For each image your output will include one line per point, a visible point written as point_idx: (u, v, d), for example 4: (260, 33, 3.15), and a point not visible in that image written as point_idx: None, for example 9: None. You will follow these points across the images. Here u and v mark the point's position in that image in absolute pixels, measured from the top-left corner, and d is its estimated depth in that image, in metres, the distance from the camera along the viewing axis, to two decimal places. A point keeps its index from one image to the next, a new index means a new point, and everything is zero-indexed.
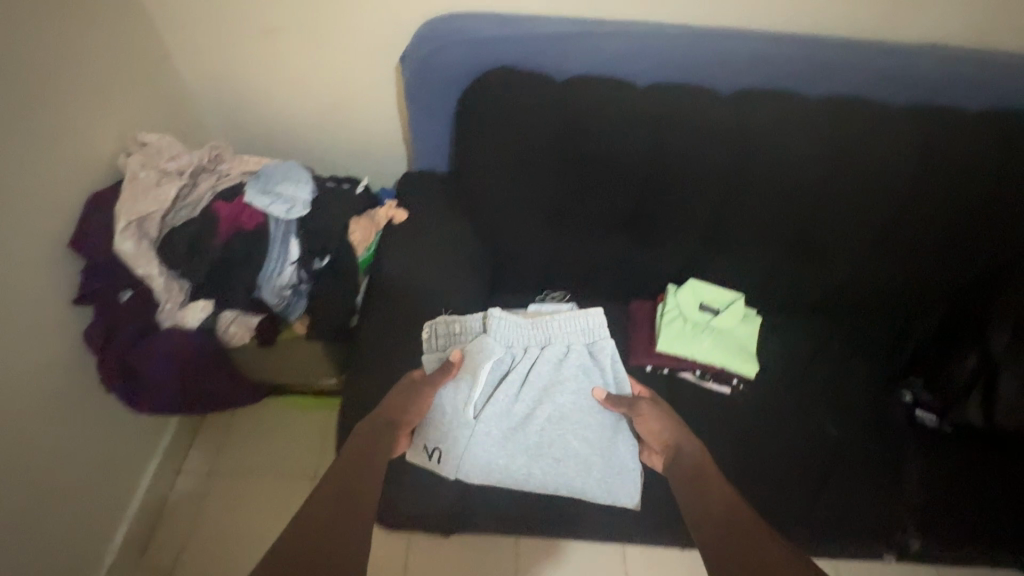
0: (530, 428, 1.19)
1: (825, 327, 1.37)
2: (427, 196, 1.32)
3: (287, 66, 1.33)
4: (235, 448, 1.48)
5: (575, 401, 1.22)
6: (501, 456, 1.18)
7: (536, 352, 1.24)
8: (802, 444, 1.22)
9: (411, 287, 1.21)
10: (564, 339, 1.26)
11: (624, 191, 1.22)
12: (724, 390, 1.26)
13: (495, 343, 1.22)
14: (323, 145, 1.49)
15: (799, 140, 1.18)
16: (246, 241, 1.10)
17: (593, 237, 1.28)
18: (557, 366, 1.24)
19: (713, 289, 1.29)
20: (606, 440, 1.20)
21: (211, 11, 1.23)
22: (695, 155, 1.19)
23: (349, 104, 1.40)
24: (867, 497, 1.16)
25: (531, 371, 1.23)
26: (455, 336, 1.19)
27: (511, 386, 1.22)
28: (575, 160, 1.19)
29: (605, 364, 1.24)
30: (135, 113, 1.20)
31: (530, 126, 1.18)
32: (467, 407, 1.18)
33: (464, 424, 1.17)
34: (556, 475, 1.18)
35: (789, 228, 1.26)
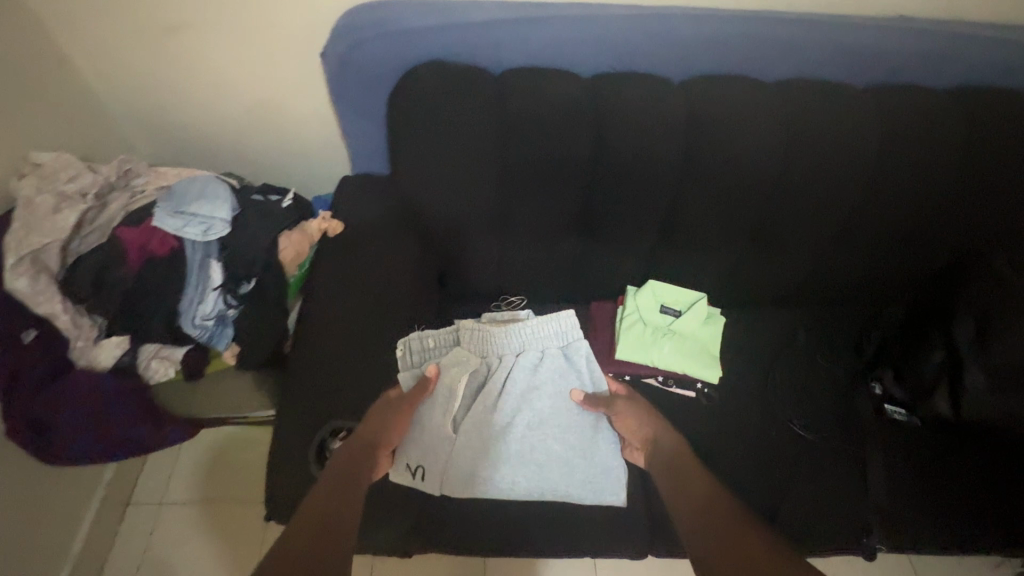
0: (510, 435, 1.13)
1: (789, 323, 1.34)
2: (366, 203, 1.24)
3: (200, 66, 1.20)
4: (183, 477, 1.43)
5: (555, 404, 1.16)
6: (482, 466, 1.11)
7: (512, 360, 1.17)
8: (767, 446, 1.17)
9: (350, 305, 1.13)
10: (538, 343, 1.19)
11: (573, 193, 1.15)
12: (689, 394, 1.20)
13: (469, 354, 1.16)
14: (256, 149, 1.38)
15: (757, 130, 1.10)
16: (160, 270, 1.00)
17: (544, 238, 1.21)
18: (534, 373, 1.17)
19: (674, 289, 1.22)
20: (587, 442, 1.14)
21: (104, 8, 1.09)
22: (647, 149, 1.10)
23: (276, 106, 1.29)
24: (835, 498, 1.12)
25: (508, 379, 1.15)
26: (430, 350, 1.14)
27: (490, 395, 1.15)
28: (518, 162, 1.11)
29: (582, 365, 1.18)
30: (27, 131, 1.09)
31: (467, 128, 1.08)
32: (443, 420, 1.13)
33: (444, 439, 1.12)
34: (544, 482, 1.12)
35: (750, 221, 1.19)
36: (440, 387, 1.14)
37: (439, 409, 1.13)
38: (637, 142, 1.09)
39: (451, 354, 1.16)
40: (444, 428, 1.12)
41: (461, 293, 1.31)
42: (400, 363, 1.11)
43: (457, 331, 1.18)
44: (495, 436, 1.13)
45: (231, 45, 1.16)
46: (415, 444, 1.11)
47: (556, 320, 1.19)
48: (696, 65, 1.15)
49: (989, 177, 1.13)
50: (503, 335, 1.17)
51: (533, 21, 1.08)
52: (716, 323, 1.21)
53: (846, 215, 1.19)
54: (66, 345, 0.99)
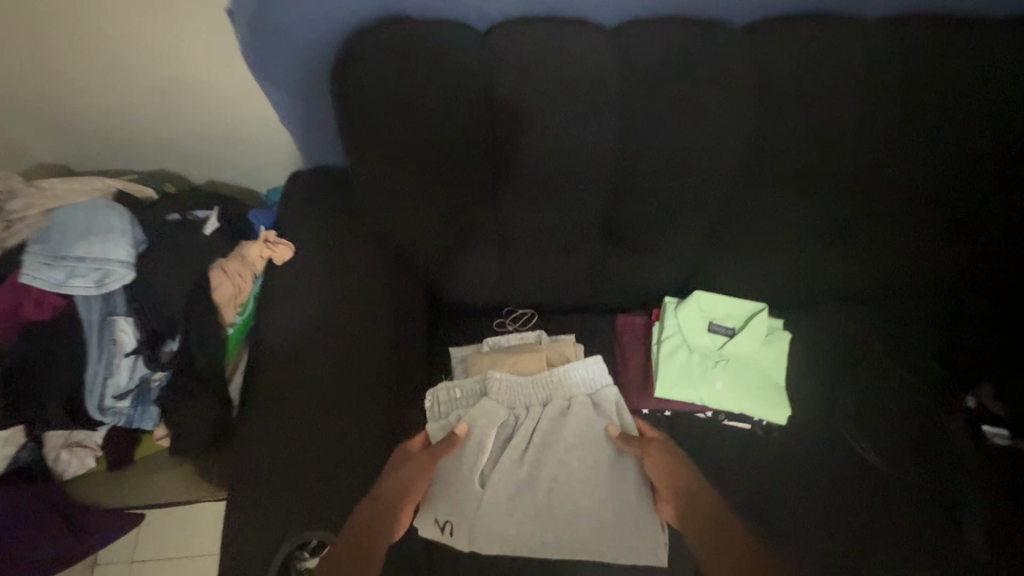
0: (537, 490, 0.90)
1: (862, 321, 1.09)
2: (321, 210, 0.95)
3: (87, 36, 0.92)
4: (151, 534, 1.24)
5: (583, 455, 0.92)
6: (512, 527, 0.87)
7: (539, 411, 0.95)
8: (838, 483, 0.96)
9: (307, 351, 0.84)
10: (565, 392, 0.96)
11: (591, 188, 0.87)
12: (741, 426, 0.98)
13: (496, 405, 0.93)
14: (180, 140, 1.09)
15: (829, 92, 0.82)
16: (53, 334, 0.77)
17: (554, 245, 0.94)
18: (563, 428, 0.93)
19: (724, 301, 0.97)
20: (624, 497, 0.90)
21: None
22: (686, 125, 0.82)
23: (195, 84, 1.00)
24: (918, 549, 0.92)
25: (536, 433, 0.93)
26: (458, 399, 0.94)
27: (518, 447, 0.92)
28: (513, 154, 0.82)
29: (620, 414, 0.96)
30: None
31: (443, 112, 0.78)
32: (470, 475, 0.89)
33: (470, 493, 0.88)
34: (583, 543, 0.88)
35: (817, 208, 0.93)
36: (469, 438, 0.91)
37: (461, 469, 0.90)
38: (671, 119, 0.81)
39: (478, 405, 0.92)
40: (470, 483, 0.89)
41: (454, 313, 1.06)
42: (429, 415, 0.93)
43: (485, 378, 0.95)
44: (526, 491, 0.90)
45: None
46: (443, 501, 0.88)
47: (581, 367, 0.97)
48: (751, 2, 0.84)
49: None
50: (528, 381, 0.96)
51: None
52: (778, 343, 0.96)
53: (936, 196, 0.93)
54: None
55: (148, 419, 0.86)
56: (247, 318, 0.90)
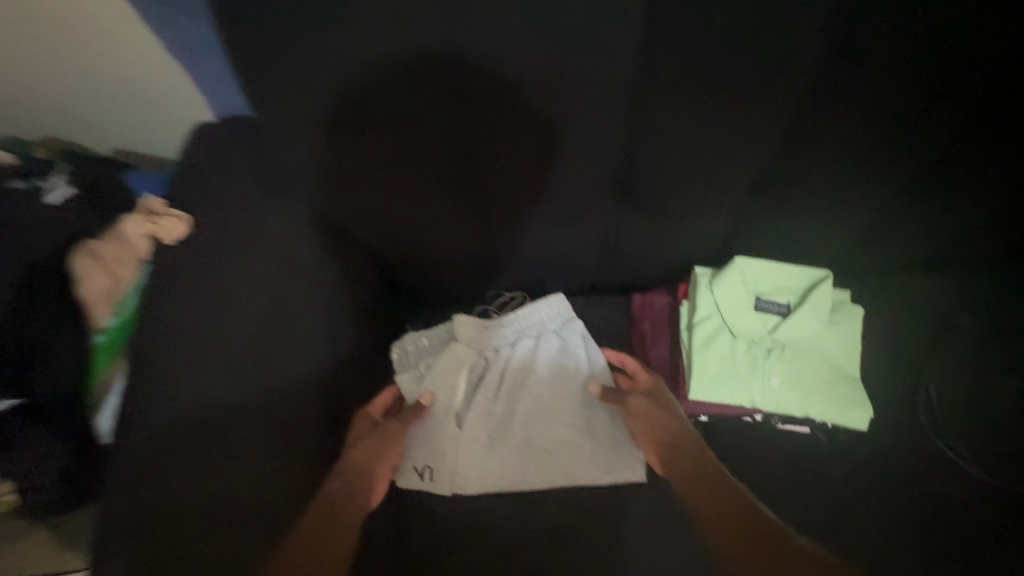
0: (515, 433, 0.75)
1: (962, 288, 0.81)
2: (223, 169, 0.69)
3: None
4: None
5: (561, 393, 0.77)
6: (492, 470, 0.73)
7: (507, 354, 0.79)
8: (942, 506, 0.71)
9: (204, 368, 0.60)
10: (533, 329, 0.79)
11: (596, 129, 0.62)
12: (801, 429, 0.75)
13: (466, 351, 0.78)
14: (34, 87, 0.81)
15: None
16: None
17: (544, 200, 0.68)
18: (536, 368, 0.78)
19: (774, 269, 0.74)
20: (616, 432, 0.75)
21: None
22: (741, 24, 0.54)
23: (30, 9, 0.70)
24: None
25: (508, 375, 0.78)
26: (427, 349, 0.79)
27: (491, 390, 0.78)
28: (482, 79, 0.56)
29: (592, 350, 0.79)
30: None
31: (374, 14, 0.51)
32: (443, 424, 0.76)
33: (447, 443, 0.75)
34: (568, 474, 0.73)
35: (924, 133, 0.64)
36: (439, 388, 0.77)
37: (433, 416, 0.76)
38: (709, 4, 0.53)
39: (447, 352, 0.78)
40: (445, 430, 0.75)
41: (419, 296, 0.83)
42: (399, 366, 0.79)
43: (452, 322, 0.79)
44: (505, 433, 0.75)
45: None
46: (418, 445, 0.75)
47: (542, 305, 0.78)
48: None
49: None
50: (492, 324, 0.78)
51: None
52: (845, 323, 0.73)
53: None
54: None
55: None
56: (128, 319, 0.66)
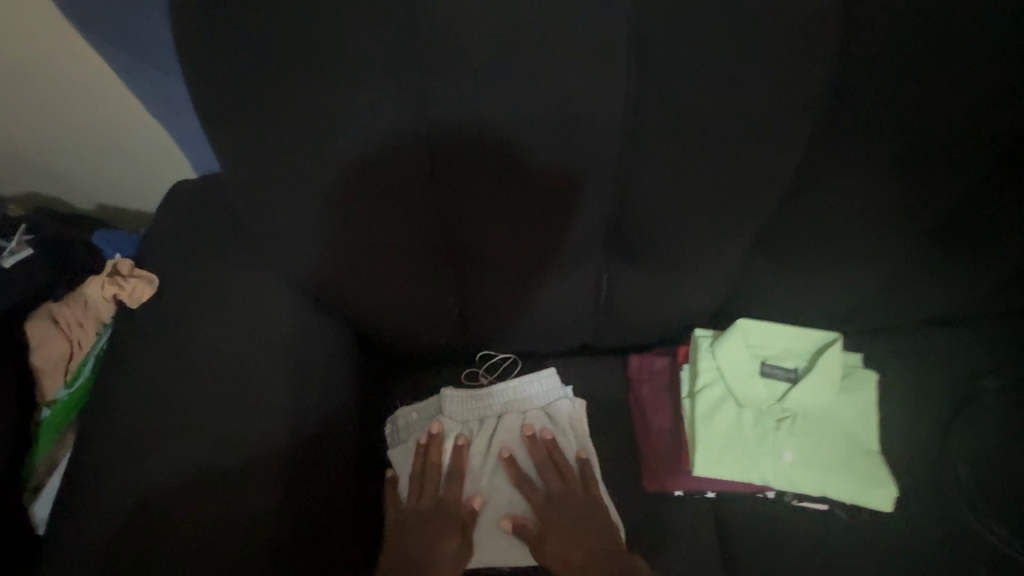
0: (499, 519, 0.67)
1: (972, 351, 0.77)
2: (199, 228, 0.67)
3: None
4: None
5: (546, 467, 0.69)
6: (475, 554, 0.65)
7: (494, 432, 0.72)
8: None
9: (159, 443, 0.55)
10: (520, 403, 0.73)
11: (587, 187, 0.59)
12: (818, 508, 0.69)
13: (454, 428, 0.71)
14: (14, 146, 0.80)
15: (975, 7, 0.50)
16: None
17: (533, 263, 0.65)
18: (524, 450, 0.71)
19: (780, 332, 0.69)
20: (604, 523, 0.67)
21: None
22: (732, 82, 0.52)
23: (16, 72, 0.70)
24: None
25: (494, 456, 0.71)
26: (417, 425, 0.73)
27: (477, 472, 0.70)
28: (460, 140, 0.54)
29: (581, 430, 0.72)
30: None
31: (349, 71, 0.49)
32: (424, 511, 0.67)
33: (423, 536, 0.64)
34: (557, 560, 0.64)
35: (920, 193, 0.62)
36: (422, 471, 0.68)
37: (442, 508, 0.67)
38: (696, 67, 0.52)
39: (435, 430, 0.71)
40: (424, 520, 0.66)
41: (405, 357, 0.78)
42: (389, 442, 0.73)
43: (440, 395, 0.73)
44: (488, 511, 0.68)
45: None
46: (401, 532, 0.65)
47: (532, 378, 0.73)
48: None
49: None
50: (482, 397, 0.73)
51: None
52: (858, 390, 0.67)
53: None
54: None
55: None
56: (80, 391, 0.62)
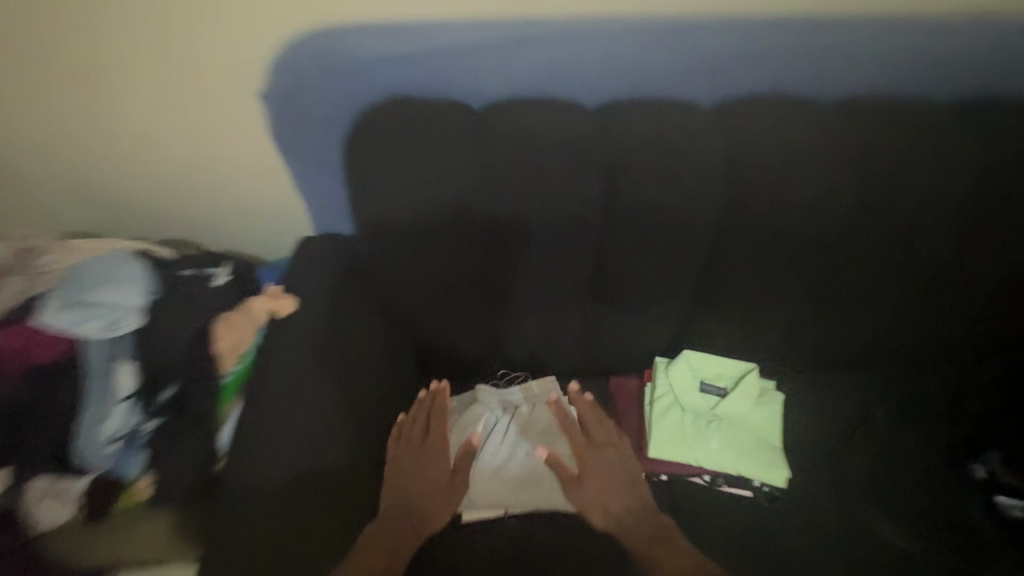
0: (513, 471, 0.93)
1: (860, 389, 1.06)
2: (322, 267, 0.99)
3: (111, 128, 0.94)
4: None
5: (573, 431, 0.95)
6: (494, 496, 0.91)
7: (512, 414, 0.98)
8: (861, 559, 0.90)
9: (297, 402, 0.84)
10: (531, 398, 1.00)
11: (587, 253, 0.91)
12: (743, 494, 0.93)
13: (484, 410, 0.98)
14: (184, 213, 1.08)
15: (816, 161, 0.85)
16: (60, 380, 0.77)
17: (549, 303, 0.97)
18: (536, 427, 0.97)
19: (715, 361, 0.98)
20: (621, 471, 0.92)
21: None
22: (678, 193, 0.86)
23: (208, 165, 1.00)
24: None
25: (511, 430, 0.96)
26: (457, 409, 1.00)
27: (496, 440, 0.95)
28: (507, 222, 0.87)
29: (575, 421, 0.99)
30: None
31: (448, 179, 0.84)
32: (423, 446, 0.92)
33: (425, 465, 0.90)
34: (552, 500, 0.91)
35: (809, 268, 0.94)
36: (422, 420, 0.94)
37: (434, 446, 0.92)
38: (657, 184, 0.85)
39: (470, 411, 0.98)
40: (423, 450, 0.91)
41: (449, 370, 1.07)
42: None
43: (475, 389, 1.01)
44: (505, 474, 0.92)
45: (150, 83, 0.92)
46: (405, 460, 0.90)
47: (539, 383, 1.01)
48: (726, 88, 0.92)
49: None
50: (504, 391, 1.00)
51: (517, 43, 0.86)
52: (770, 405, 0.96)
53: (938, 258, 0.93)
54: None
55: (132, 468, 0.80)
56: (246, 368, 0.89)
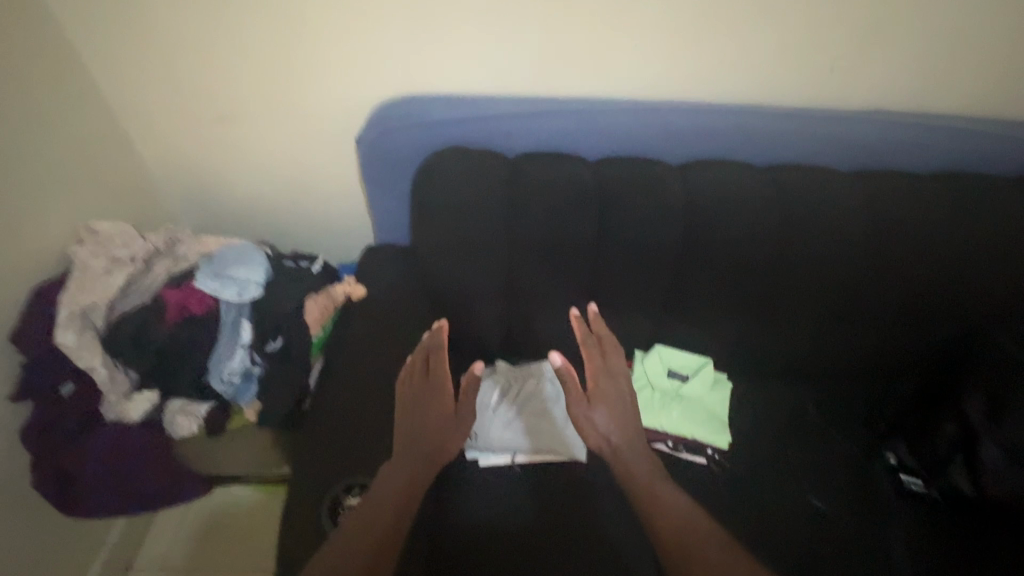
0: (521, 424, 1.20)
1: (798, 392, 1.36)
2: (386, 267, 1.30)
3: (247, 153, 1.36)
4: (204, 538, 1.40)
5: (594, 370, 1.12)
6: (507, 441, 1.19)
7: (522, 383, 1.26)
8: (791, 514, 1.15)
9: (366, 359, 1.14)
10: (537, 372, 1.28)
11: (584, 265, 1.22)
12: (699, 460, 1.20)
13: (500, 379, 1.27)
14: (287, 217, 1.50)
15: (753, 206, 1.18)
16: (203, 327, 1.08)
17: (555, 303, 1.27)
18: (540, 392, 1.25)
19: (681, 355, 1.28)
20: (625, 408, 1.11)
21: (159, 97, 1.25)
22: (654, 224, 1.18)
23: (313, 185, 1.44)
24: (851, 560, 1.09)
25: (521, 394, 1.24)
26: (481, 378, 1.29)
27: (509, 400, 1.23)
28: (527, 238, 1.19)
29: None
30: (75, 193, 1.19)
31: (487, 204, 1.17)
32: (427, 386, 1.02)
33: (430, 404, 1.02)
34: (552, 446, 1.19)
35: (752, 287, 1.24)
36: (427, 362, 1.04)
37: (434, 387, 1.02)
38: (638, 216, 1.17)
39: (490, 379, 1.27)
40: (427, 390, 1.02)
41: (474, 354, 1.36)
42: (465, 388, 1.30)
43: (495, 365, 1.31)
44: (516, 428, 1.20)
45: (275, 125, 1.31)
46: (412, 398, 1.02)
47: (543, 362, 1.30)
48: (691, 151, 1.26)
49: (992, 254, 1.18)
50: (516, 368, 1.29)
51: (540, 113, 1.22)
52: (717, 391, 1.26)
53: (847, 290, 1.23)
54: (99, 397, 1.05)
55: (246, 396, 1.12)
56: (327, 333, 1.22)
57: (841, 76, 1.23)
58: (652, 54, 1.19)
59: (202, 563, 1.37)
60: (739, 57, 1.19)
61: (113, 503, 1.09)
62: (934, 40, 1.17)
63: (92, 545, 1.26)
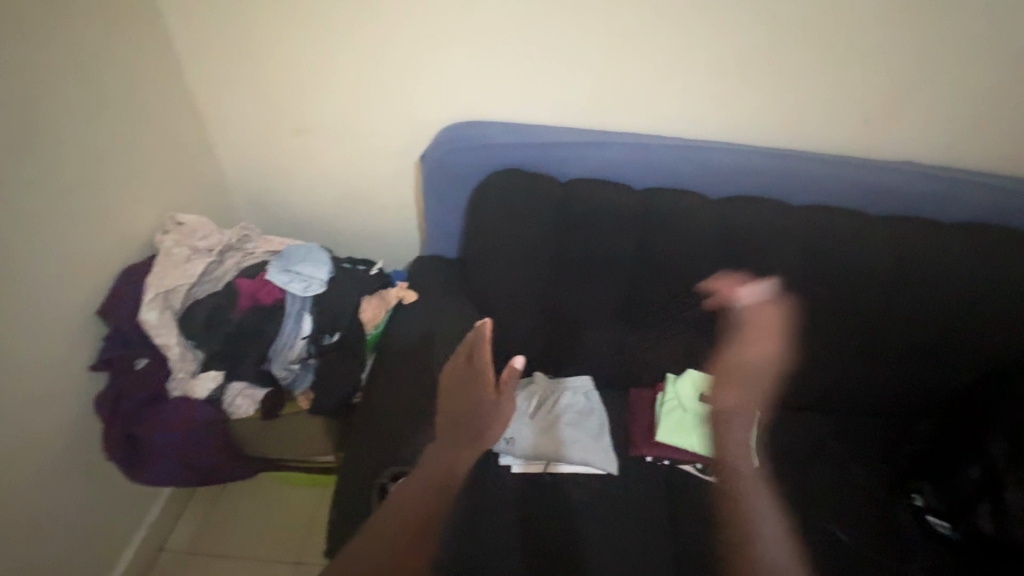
0: (553, 431, 1.26)
1: (818, 427, 1.40)
2: (436, 276, 1.38)
3: (314, 163, 1.48)
4: (238, 522, 1.49)
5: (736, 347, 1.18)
6: (539, 446, 1.23)
7: (554, 396, 1.33)
8: (812, 546, 1.16)
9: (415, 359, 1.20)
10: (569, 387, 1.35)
11: (624, 286, 1.30)
12: None
13: (535, 390, 1.35)
14: (344, 224, 1.62)
15: (787, 243, 1.24)
16: (269, 317, 1.17)
17: (593, 321, 1.34)
18: (571, 405, 1.31)
19: None
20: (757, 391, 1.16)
21: (243, 109, 1.38)
22: (691, 254, 1.26)
23: (373, 197, 1.54)
24: None
25: (554, 405, 1.31)
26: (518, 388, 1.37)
27: (541, 410, 1.30)
28: (571, 258, 1.27)
29: (598, 407, 1.33)
30: (164, 189, 1.32)
31: (538, 223, 1.25)
32: (472, 374, 1.05)
33: (471, 391, 1.04)
34: (581, 454, 1.23)
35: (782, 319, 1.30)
36: (474, 351, 1.08)
37: (473, 375, 1.05)
38: (678, 245, 1.25)
39: (526, 389, 1.35)
40: (469, 378, 1.05)
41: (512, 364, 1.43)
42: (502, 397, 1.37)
43: (530, 377, 1.39)
44: (547, 435, 1.25)
45: (344, 139, 1.42)
46: (457, 387, 1.05)
47: (575, 378, 1.38)
48: (730, 188, 1.33)
49: (997, 298, 1.23)
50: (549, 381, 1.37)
51: (593, 144, 1.31)
52: None
53: (869, 329, 1.29)
54: (165, 374, 1.14)
55: (301, 384, 1.23)
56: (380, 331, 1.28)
57: (872, 128, 1.32)
58: (695, 97, 1.29)
59: (236, 543, 1.45)
60: (778, 105, 1.29)
61: (174, 469, 1.20)
62: (962, 100, 1.25)
63: (138, 513, 1.36)
